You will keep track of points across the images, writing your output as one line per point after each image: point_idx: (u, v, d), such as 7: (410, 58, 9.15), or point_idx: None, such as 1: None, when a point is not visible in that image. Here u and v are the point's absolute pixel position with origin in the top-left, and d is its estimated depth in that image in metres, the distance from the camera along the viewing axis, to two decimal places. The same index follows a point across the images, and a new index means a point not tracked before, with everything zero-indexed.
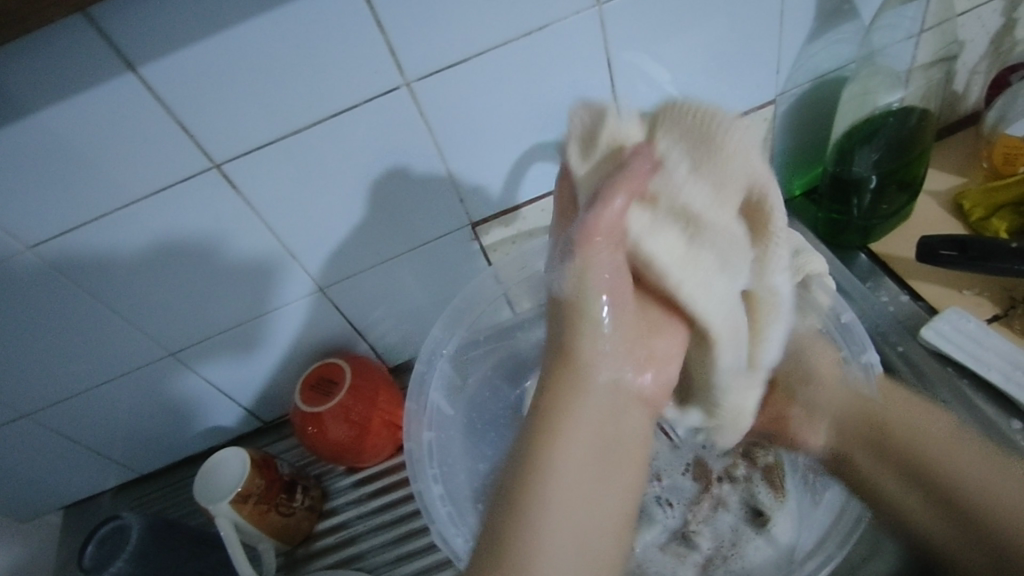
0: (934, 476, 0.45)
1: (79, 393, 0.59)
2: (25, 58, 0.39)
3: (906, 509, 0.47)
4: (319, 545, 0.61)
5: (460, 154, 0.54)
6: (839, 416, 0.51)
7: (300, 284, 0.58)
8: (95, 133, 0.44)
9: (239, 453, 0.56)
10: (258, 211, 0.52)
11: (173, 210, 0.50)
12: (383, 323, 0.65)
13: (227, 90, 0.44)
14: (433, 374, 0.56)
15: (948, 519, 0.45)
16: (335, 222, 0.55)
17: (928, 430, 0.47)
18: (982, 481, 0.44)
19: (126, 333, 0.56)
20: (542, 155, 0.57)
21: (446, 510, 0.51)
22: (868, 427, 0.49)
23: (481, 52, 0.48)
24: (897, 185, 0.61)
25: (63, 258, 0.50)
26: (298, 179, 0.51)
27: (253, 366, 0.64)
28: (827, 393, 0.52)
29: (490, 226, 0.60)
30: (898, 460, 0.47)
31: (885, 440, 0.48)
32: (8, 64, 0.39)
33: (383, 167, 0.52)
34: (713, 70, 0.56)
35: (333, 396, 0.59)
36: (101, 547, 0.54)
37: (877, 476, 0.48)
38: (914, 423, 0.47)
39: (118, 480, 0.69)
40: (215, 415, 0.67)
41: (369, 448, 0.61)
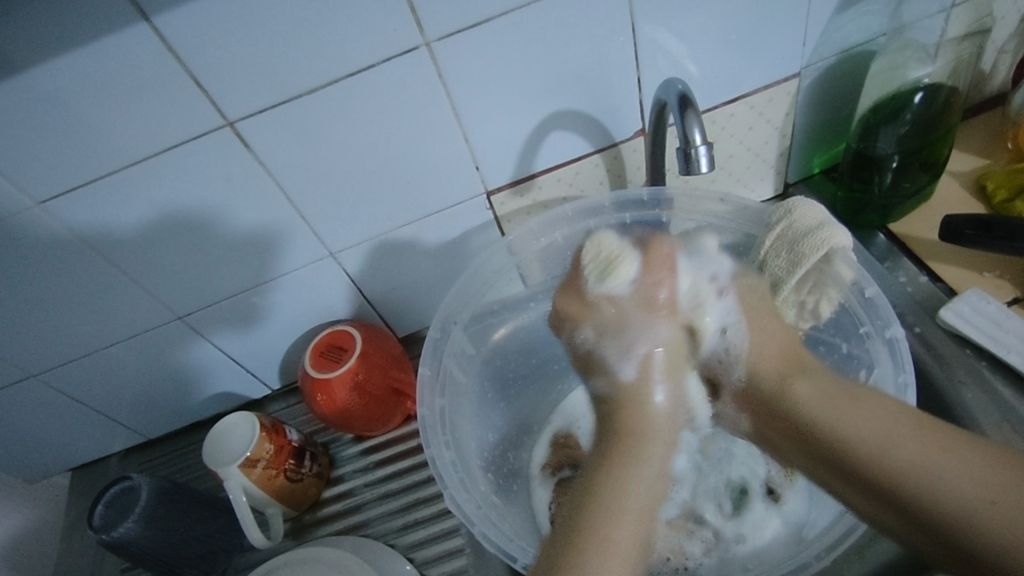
0: (827, 443, 0.45)
1: (87, 354, 0.59)
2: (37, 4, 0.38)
3: (848, 497, 0.44)
4: (326, 511, 0.61)
5: (478, 119, 0.53)
6: (759, 397, 0.52)
7: (311, 249, 0.58)
8: (107, 85, 0.43)
9: (248, 417, 0.56)
10: (271, 173, 0.51)
11: (185, 168, 0.49)
12: (392, 292, 0.64)
13: (243, 45, 0.43)
14: (447, 343, 0.56)
15: (866, 495, 0.43)
16: (350, 186, 0.54)
17: (798, 393, 0.48)
18: (857, 430, 0.43)
19: (135, 294, 0.56)
20: (561, 124, 0.56)
21: (457, 475, 0.50)
22: (777, 410, 0.50)
23: (505, 12, 0.47)
24: (920, 165, 0.60)
25: (77, 219, 0.49)
26: (314, 142, 0.50)
27: (263, 332, 0.63)
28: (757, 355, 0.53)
29: (505, 195, 0.59)
30: (817, 452, 0.46)
31: (792, 419, 0.48)
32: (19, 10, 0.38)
33: (399, 131, 0.51)
34: (740, 41, 0.55)
35: (342, 363, 0.58)
36: (112, 508, 0.54)
37: (825, 475, 0.46)
38: (842, 423, 0.44)
39: (126, 443, 0.69)
40: (222, 381, 0.67)
41: (377, 417, 0.61)
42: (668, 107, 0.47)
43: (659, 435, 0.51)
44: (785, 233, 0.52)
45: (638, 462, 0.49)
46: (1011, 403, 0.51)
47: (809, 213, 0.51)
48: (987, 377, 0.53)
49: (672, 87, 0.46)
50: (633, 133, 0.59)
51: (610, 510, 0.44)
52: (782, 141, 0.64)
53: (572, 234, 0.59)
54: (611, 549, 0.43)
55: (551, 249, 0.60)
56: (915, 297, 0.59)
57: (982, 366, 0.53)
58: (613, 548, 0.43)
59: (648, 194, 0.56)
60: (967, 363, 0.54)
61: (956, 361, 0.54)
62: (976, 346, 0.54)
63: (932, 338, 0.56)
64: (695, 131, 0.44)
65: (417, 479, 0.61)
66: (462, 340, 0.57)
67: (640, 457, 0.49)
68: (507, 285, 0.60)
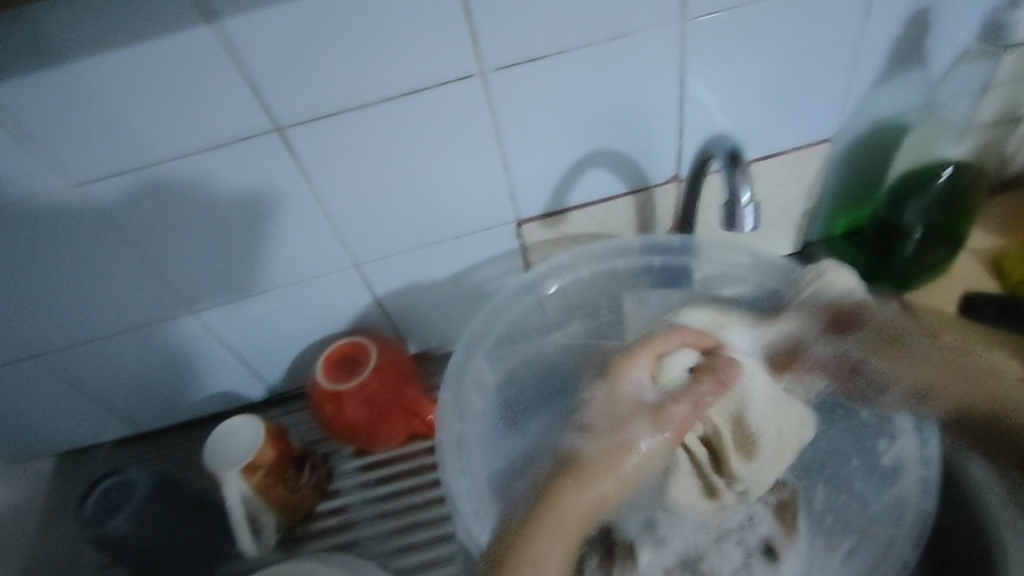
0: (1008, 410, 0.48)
1: (96, 339, 0.58)
2: None
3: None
4: (318, 525, 0.60)
5: (519, 149, 0.53)
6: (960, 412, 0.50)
7: (337, 257, 0.58)
8: (164, 79, 0.43)
9: (254, 422, 0.55)
10: (310, 180, 0.51)
11: (226, 167, 0.49)
12: (409, 308, 0.64)
13: (304, 55, 0.44)
14: (468, 368, 0.56)
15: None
16: (385, 200, 0.54)
17: (998, 376, 0.50)
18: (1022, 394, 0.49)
19: (155, 284, 0.55)
20: (598, 162, 0.56)
21: (471, 505, 0.51)
22: (992, 416, 0.49)
23: (561, 50, 0.48)
24: (942, 239, 0.63)
25: (111, 205, 0.49)
26: (357, 154, 0.50)
27: (275, 335, 0.63)
28: (914, 366, 0.52)
29: (535, 225, 0.60)
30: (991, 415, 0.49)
31: (994, 416, 0.49)
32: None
33: (441, 152, 0.52)
34: (779, 102, 0.56)
35: (356, 377, 0.58)
36: (103, 501, 0.53)
37: (991, 404, 0.49)
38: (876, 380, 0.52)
39: (119, 433, 0.68)
40: (227, 380, 0.66)
41: (382, 432, 0.60)
42: (716, 157, 0.49)
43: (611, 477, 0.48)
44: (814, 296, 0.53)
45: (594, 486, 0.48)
46: None
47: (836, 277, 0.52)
48: None
49: (721, 146, 0.48)
50: (667, 177, 0.60)
51: (556, 526, 0.46)
52: (808, 200, 0.65)
53: (596, 271, 0.60)
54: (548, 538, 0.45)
55: (574, 284, 0.60)
56: None
57: None
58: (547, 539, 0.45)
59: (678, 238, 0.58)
60: None
61: None
62: None
63: None
64: (744, 186, 0.44)
65: (415, 501, 0.60)
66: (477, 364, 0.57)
67: (590, 481, 0.48)
68: (527, 314, 0.60)
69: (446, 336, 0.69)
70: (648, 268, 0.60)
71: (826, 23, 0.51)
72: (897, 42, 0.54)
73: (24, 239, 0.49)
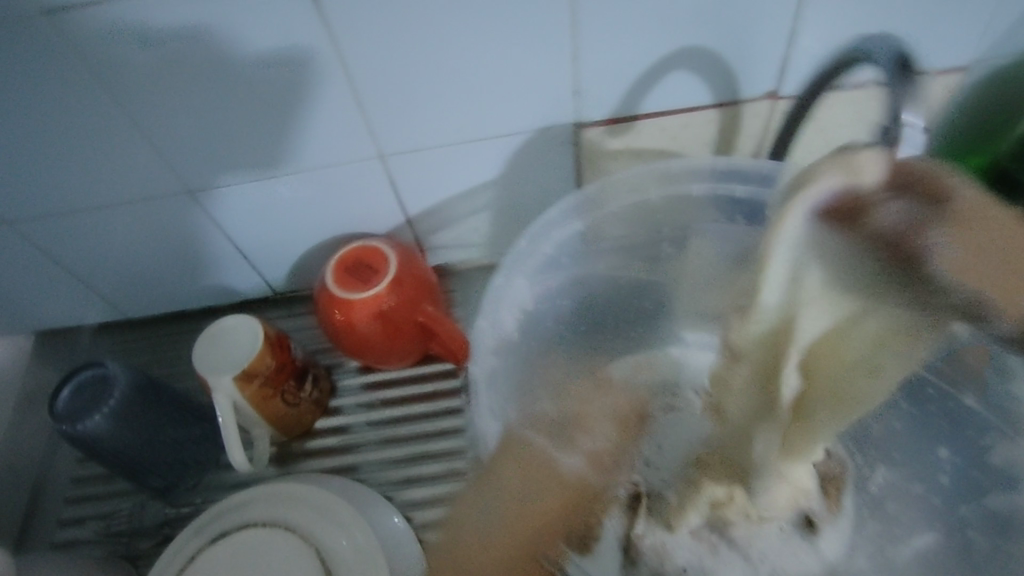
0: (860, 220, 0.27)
1: (74, 210, 0.50)
2: None
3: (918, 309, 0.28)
4: (316, 444, 0.55)
5: (594, 34, 0.43)
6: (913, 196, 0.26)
7: (360, 145, 0.48)
8: None
9: (253, 325, 0.48)
10: (336, 40, 0.41)
11: (233, 11, 0.39)
12: (438, 216, 0.56)
13: None
14: (509, 292, 0.49)
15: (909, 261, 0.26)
16: (424, 79, 0.44)
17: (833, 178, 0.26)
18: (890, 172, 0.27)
19: (142, 152, 0.46)
20: (689, 62, 0.46)
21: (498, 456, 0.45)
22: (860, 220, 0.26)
23: None
24: None
25: (89, 42, 0.39)
26: (398, 14, 0.40)
27: (281, 229, 0.55)
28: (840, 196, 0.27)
29: (597, 133, 0.50)
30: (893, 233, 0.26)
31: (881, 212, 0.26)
32: None
33: (502, 23, 0.42)
34: (926, 13, 0.45)
35: (369, 285, 0.50)
36: (80, 395, 0.47)
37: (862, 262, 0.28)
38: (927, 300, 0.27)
39: (102, 317, 0.61)
40: (224, 273, 0.58)
41: (395, 350, 0.54)
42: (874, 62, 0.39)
43: (517, 462, 0.44)
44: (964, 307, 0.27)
45: (532, 488, 0.44)
46: None
47: None
48: None
49: (886, 46, 0.39)
50: (765, 94, 0.49)
51: (505, 513, 0.43)
52: None
53: (664, 195, 0.50)
54: (501, 543, 0.43)
55: (634, 209, 0.51)
56: None
57: None
58: (486, 550, 0.42)
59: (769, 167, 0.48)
60: None
61: None
62: None
63: None
64: None
65: (426, 429, 0.54)
66: (512, 287, 0.49)
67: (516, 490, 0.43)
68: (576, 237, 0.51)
69: (474, 252, 0.60)
70: (726, 199, 0.50)
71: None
72: None
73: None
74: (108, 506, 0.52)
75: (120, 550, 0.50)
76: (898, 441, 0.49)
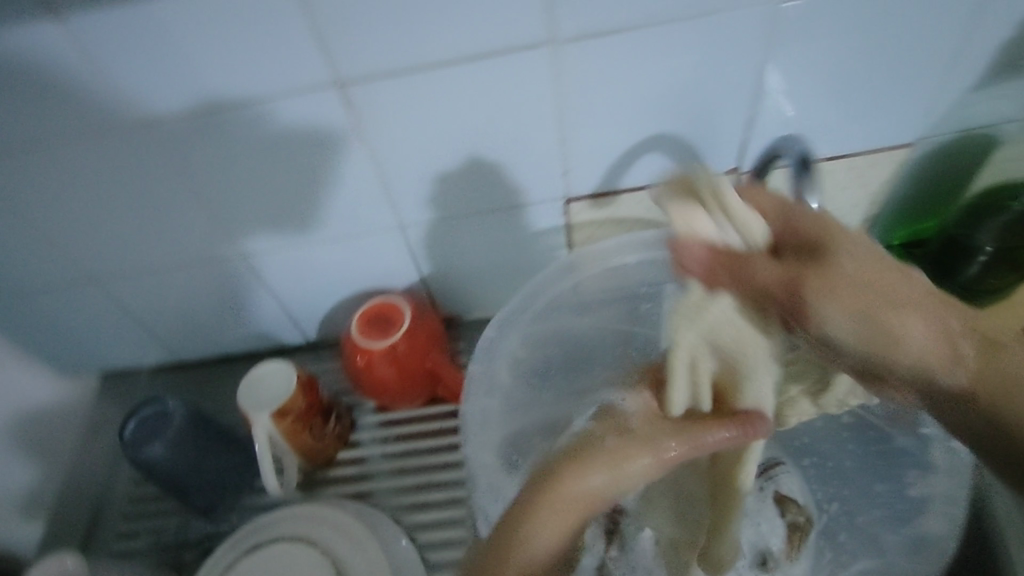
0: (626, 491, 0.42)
1: (145, 271, 0.60)
2: None
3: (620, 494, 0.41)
4: (337, 472, 0.61)
5: (580, 124, 0.51)
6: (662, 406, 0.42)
7: (383, 215, 0.57)
8: (230, 28, 0.42)
9: (287, 371, 0.56)
10: (366, 136, 0.50)
11: (281, 119, 0.48)
12: (447, 274, 0.64)
13: (375, 9, 0.41)
14: (499, 344, 0.56)
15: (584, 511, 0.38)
16: (437, 160, 0.52)
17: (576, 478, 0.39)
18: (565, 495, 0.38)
19: (204, 225, 0.56)
20: (661, 146, 0.53)
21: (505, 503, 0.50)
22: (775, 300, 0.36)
23: (640, 26, 0.44)
24: (1010, 265, 0.58)
25: (161, 122, 0.47)
26: (431, 107, 0.48)
27: (308, 283, 0.64)
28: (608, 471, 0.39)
29: (584, 205, 0.58)
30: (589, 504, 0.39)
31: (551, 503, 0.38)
32: None
33: (499, 116, 0.49)
34: (858, 103, 0.52)
35: (388, 336, 0.58)
36: (144, 429, 0.55)
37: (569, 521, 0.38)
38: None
39: (158, 359, 0.71)
40: (266, 322, 0.68)
41: (406, 393, 0.61)
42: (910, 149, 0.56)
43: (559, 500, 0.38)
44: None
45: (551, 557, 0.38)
46: None
47: None
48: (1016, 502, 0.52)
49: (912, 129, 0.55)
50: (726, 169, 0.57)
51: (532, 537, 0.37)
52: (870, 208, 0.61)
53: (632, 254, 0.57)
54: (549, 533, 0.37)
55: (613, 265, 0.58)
56: None
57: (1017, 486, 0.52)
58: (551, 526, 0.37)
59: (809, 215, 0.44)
60: None
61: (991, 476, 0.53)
62: None
63: None
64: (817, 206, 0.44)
65: (432, 459, 0.61)
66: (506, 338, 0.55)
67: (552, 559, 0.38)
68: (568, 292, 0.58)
69: (478, 303, 0.68)
70: None
71: (944, 7, 0.46)
72: (1002, 47, 0.49)
73: (70, 150, 0.48)
74: (160, 521, 0.61)
75: (169, 557, 0.59)
76: (840, 471, 0.56)
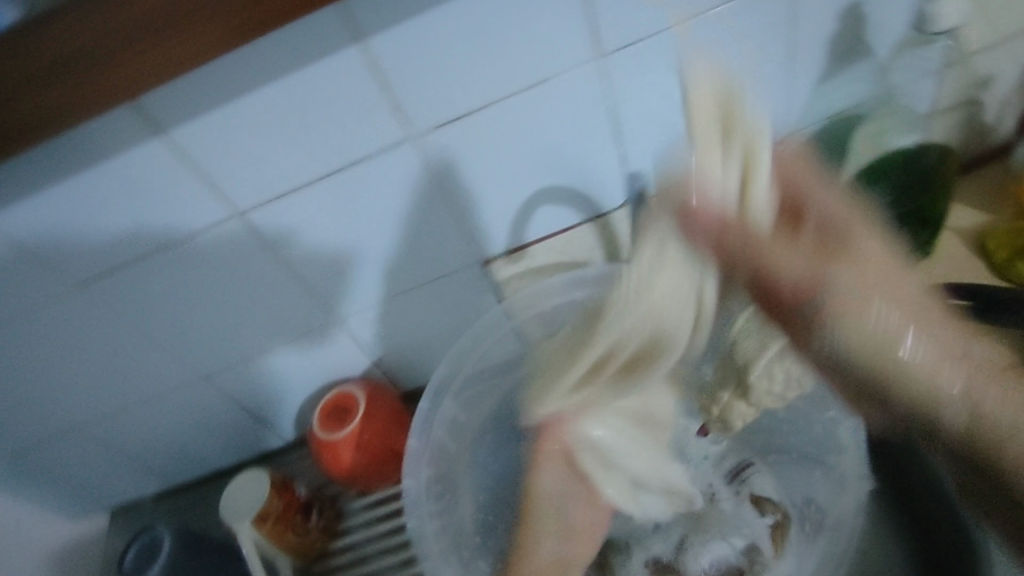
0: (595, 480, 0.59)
1: (120, 411, 0.65)
2: (81, 144, 0.44)
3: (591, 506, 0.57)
4: (333, 561, 0.65)
5: (467, 197, 0.55)
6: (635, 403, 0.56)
7: (318, 315, 0.61)
8: (129, 193, 0.48)
9: (260, 477, 0.61)
10: (277, 252, 0.55)
11: (198, 257, 0.53)
12: (397, 351, 0.68)
13: (248, 146, 0.47)
14: (437, 412, 0.59)
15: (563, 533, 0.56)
16: (349, 257, 0.57)
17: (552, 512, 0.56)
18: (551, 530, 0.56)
19: (159, 359, 0.61)
20: (550, 197, 0.57)
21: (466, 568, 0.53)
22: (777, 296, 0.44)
23: (485, 104, 0.49)
24: (918, 223, 0.60)
25: (96, 281, 0.53)
26: (328, 213, 0.53)
27: (271, 389, 0.68)
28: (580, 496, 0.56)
29: (500, 264, 0.62)
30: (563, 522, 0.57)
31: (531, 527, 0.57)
32: (65, 149, 0.45)
33: (390, 207, 0.54)
34: None
35: (347, 425, 0.62)
36: (140, 558, 0.59)
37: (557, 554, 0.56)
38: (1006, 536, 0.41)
39: (158, 487, 0.75)
40: (246, 433, 0.72)
41: (379, 474, 0.65)
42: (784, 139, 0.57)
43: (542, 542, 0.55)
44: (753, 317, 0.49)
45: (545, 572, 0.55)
46: None
47: None
48: None
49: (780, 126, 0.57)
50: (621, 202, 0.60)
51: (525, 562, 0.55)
52: None
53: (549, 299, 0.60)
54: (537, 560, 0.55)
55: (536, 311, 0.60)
56: None
57: None
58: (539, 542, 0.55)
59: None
60: None
61: None
62: None
63: None
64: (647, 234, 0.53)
65: None
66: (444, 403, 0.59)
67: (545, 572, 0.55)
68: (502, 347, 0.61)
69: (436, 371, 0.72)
70: None
71: (761, 22, 0.49)
72: (834, 38, 0.52)
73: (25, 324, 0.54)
74: None
75: None
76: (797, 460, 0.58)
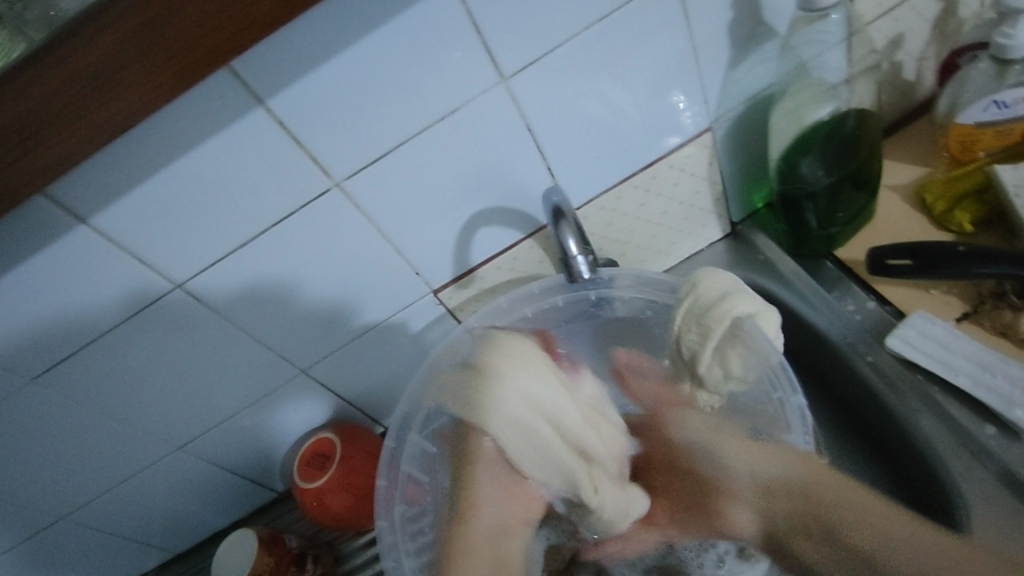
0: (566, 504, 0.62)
1: (103, 493, 0.65)
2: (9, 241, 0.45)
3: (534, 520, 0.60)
4: None
5: (405, 233, 0.56)
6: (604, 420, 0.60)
7: (281, 369, 0.62)
8: (67, 281, 0.49)
9: (246, 537, 0.61)
10: (226, 316, 0.55)
11: (149, 332, 0.54)
12: (369, 391, 0.69)
13: (175, 219, 0.48)
14: (404, 448, 0.59)
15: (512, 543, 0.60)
16: (300, 309, 0.58)
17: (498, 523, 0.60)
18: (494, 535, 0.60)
19: (131, 436, 0.62)
20: (488, 220, 0.58)
21: None
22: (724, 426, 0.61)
23: (401, 142, 0.50)
24: (852, 185, 0.59)
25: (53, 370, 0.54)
26: (268, 270, 0.54)
27: (251, 448, 0.68)
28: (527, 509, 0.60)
29: (451, 291, 0.62)
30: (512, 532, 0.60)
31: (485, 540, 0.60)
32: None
33: (329, 256, 0.55)
34: (642, 120, 0.56)
35: (326, 471, 0.63)
36: None
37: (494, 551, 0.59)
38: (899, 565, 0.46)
39: (157, 560, 0.76)
40: (234, 494, 0.72)
41: (367, 513, 0.65)
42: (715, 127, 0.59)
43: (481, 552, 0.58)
44: (694, 306, 0.54)
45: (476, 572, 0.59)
46: (967, 428, 0.51)
47: (711, 283, 0.53)
48: (939, 403, 0.53)
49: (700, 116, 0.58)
50: None
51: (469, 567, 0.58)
52: (714, 188, 0.64)
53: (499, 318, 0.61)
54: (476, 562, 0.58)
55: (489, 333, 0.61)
56: (864, 325, 0.59)
57: (935, 391, 0.53)
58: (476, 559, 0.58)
59: (573, 253, 0.54)
60: (919, 389, 0.54)
61: (906, 385, 0.55)
62: (926, 372, 0.54)
63: (884, 365, 0.56)
64: (570, 242, 0.54)
65: None
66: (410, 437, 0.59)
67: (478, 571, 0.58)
68: None
69: None
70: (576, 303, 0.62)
71: (658, 23, 0.50)
72: (733, 25, 0.53)
73: None
74: None
75: None
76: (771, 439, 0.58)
